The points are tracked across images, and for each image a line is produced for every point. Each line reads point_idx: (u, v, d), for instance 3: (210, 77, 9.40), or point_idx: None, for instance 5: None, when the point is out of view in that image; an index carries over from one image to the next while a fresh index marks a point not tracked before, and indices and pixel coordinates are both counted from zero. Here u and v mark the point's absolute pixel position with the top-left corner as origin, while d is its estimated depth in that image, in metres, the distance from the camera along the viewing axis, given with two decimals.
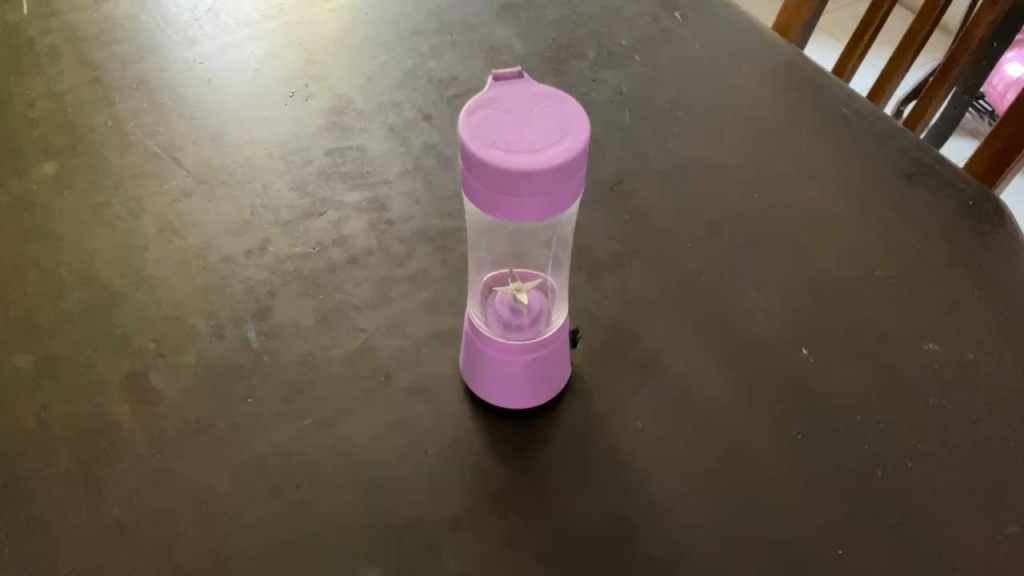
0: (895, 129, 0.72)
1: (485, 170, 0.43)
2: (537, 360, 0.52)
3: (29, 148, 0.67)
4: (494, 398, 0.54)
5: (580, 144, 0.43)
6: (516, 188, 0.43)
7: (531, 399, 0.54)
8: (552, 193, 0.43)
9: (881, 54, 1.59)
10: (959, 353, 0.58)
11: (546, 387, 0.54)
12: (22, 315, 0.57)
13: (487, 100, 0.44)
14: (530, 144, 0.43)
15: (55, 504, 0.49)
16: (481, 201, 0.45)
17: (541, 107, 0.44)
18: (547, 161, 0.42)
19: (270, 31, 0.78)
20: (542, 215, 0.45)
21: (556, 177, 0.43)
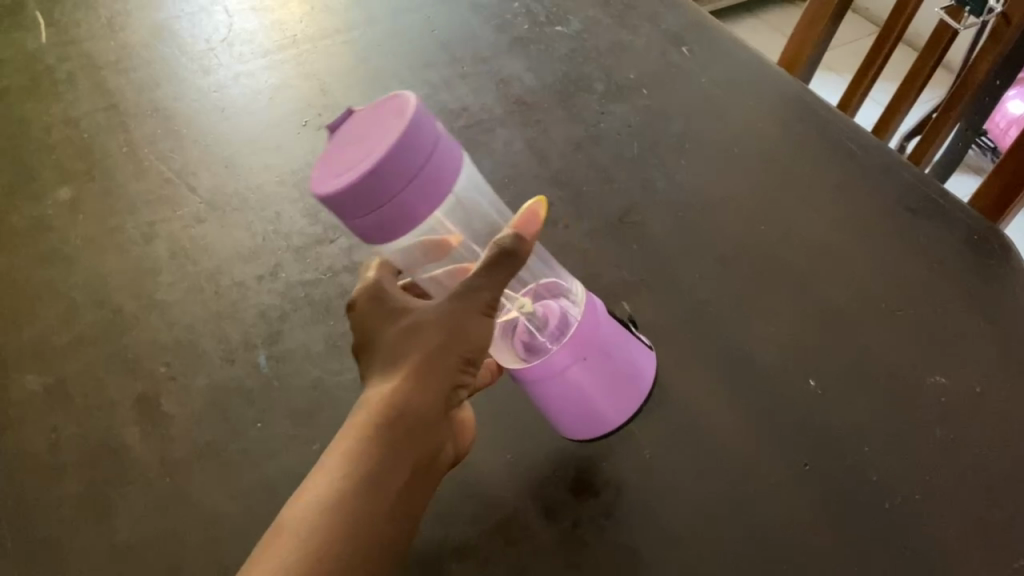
0: (901, 163, 0.72)
1: (356, 203, 0.41)
2: (588, 358, 0.53)
3: (46, 173, 0.69)
4: (577, 432, 0.55)
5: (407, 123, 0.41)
6: (391, 194, 0.41)
7: (610, 403, 0.55)
8: (427, 171, 0.42)
9: (885, 89, 1.61)
10: (967, 386, 0.58)
11: (620, 388, 0.55)
12: (36, 339, 0.59)
13: (328, 148, 0.43)
14: (366, 154, 0.41)
15: (65, 528, 0.50)
16: (380, 232, 0.43)
17: (365, 121, 0.43)
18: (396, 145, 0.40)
19: (283, 61, 0.80)
20: (439, 201, 0.43)
21: (414, 160, 0.41)
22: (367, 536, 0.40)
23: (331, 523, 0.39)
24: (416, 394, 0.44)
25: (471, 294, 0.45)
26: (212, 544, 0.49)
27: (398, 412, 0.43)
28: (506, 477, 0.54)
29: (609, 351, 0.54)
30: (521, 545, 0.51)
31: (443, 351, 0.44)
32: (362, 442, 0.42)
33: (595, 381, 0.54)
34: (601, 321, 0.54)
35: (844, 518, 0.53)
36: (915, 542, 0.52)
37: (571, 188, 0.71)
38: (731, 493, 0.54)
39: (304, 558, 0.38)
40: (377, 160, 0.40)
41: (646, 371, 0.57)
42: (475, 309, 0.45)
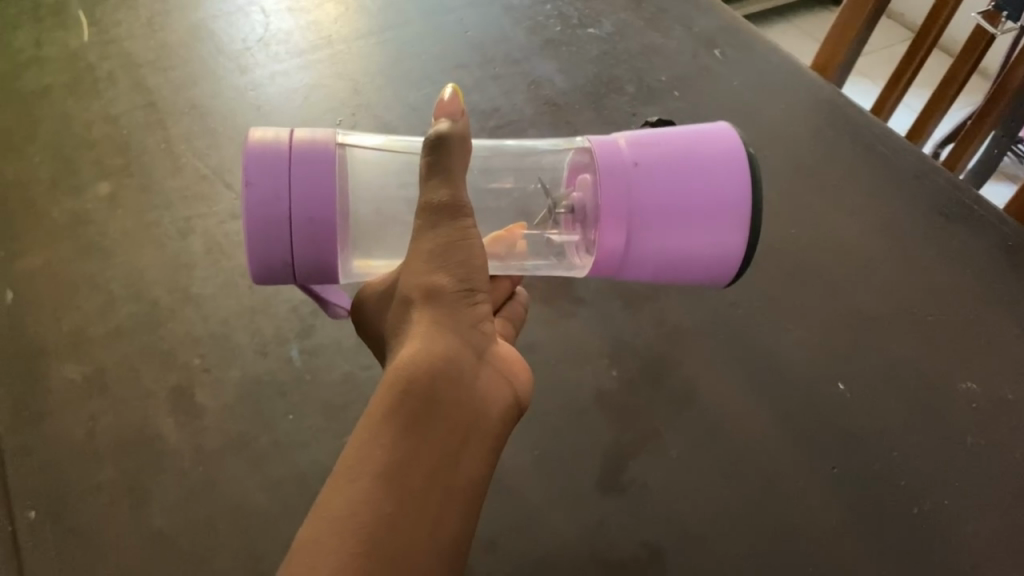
0: (935, 168, 0.72)
1: (283, 239, 0.46)
2: (639, 163, 0.48)
3: (86, 169, 0.71)
4: (727, 252, 0.49)
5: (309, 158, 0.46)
6: (290, 207, 0.46)
7: (700, 230, 0.48)
8: (299, 173, 0.46)
9: (919, 95, 1.59)
10: (998, 394, 0.58)
11: (700, 173, 0.48)
12: (75, 329, 0.60)
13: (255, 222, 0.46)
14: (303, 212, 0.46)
15: (102, 513, 0.52)
16: (323, 250, 0.47)
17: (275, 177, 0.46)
18: (256, 182, 0.46)
19: (319, 60, 0.81)
20: (325, 169, 0.46)
21: (278, 171, 0.46)
22: (415, 468, 0.37)
23: (375, 464, 0.36)
24: (432, 335, 0.41)
25: (438, 216, 0.43)
26: (245, 534, 0.51)
27: (419, 351, 0.40)
28: (533, 473, 0.55)
29: (650, 178, 0.48)
30: (546, 539, 0.52)
31: (439, 283, 0.43)
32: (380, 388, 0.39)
33: (659, 217, 0.48)
34: (621, 161, 0.48)
35: (871, 522, 0.53)
36: (941, 548, 0.52)
37: None
38: (757, 494, 0.54)
39: (355, 505, 0.35)
40: (252, 204, 0.46)
41: (711, 161, 0.48)
42: (456, 224, 0.43)
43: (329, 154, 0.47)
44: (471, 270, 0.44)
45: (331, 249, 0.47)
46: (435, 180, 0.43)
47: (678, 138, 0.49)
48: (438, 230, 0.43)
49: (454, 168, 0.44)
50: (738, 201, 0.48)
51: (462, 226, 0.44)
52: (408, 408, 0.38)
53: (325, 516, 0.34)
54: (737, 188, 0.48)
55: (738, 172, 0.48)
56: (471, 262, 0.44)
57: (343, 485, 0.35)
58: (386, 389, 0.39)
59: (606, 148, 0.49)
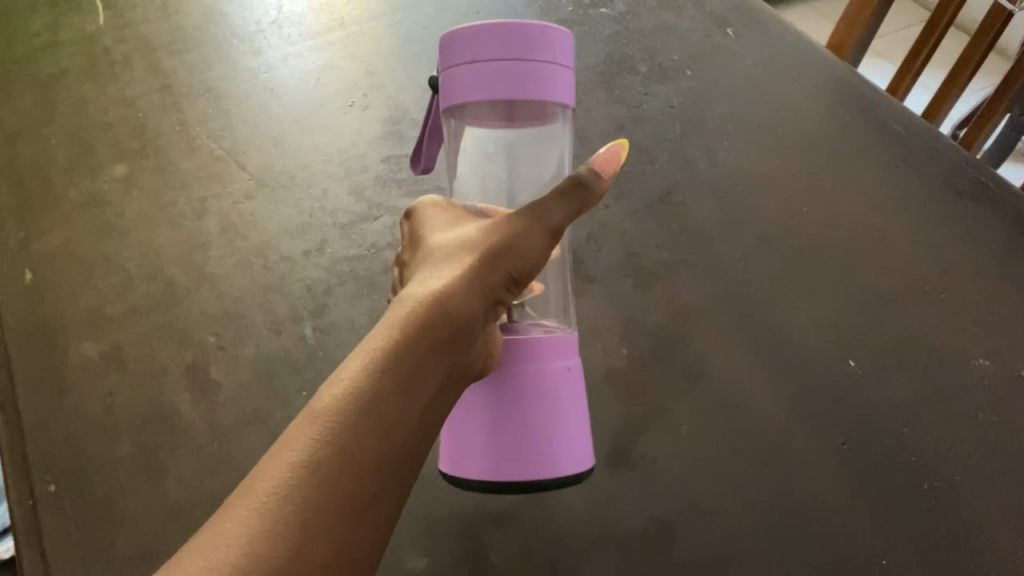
0: (949, 146, 0.71)
1: (486, 49, 0.45)
2: (569, 368, 0.49)
3: (103, 151, 0.71)
4: (531, 473, 0.47)
5: (536, 82, 0.46)
6: (526, 60, 0.45)
7: (550, 443, 0.47)
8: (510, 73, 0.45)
9: (935, 75, 1.58)
10: (1011, 370, 0.58)
11: (582, 444, 0.49)
12: (93, 308, 0.61)
13: (472, 34, 0.45)
14: (490, 80, 0.45)
15: (120, 488, 0.53)
16: (461, 89, 0.46)
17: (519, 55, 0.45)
18: (547, 34, 0.46)
19: (331, 42, 0.81)
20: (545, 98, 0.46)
21: (526, 58, 0.45)
22: (414, 404, 0.37)
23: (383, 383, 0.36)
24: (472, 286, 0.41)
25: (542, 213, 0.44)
26: None
27: (454, 295, 0.41)
28: None
29: (518, 385, 0.47)
30: (556, 514, 0.52)
31: (510, 251, 0.43)
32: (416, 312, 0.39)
33: (489, 398, 0.47)
34: (541, 356, 0.48)
35: (881, 498, 0.53)
36: (951, 524, 0.52)
37: None
38: (767, 470, 0.54)
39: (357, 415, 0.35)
40: (533, 32, 0.45)
41: (549, 458, 0.47)
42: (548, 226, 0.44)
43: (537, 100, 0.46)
44: (536, 262, 0.44)
45: (482, 95, 0.46)
46: (567, 202, 0.44)
47: (570, 417, 0.48)
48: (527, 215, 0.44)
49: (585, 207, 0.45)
50: (520, 470, 0.47)
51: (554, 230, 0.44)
52: (429, 342, 0.39)
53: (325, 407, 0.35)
54: (531, 469, 0.47)
55: (541, 473, 0.47)
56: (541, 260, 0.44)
57: (347, 385, 0.36)
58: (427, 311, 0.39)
59: (559, 346, 0.49)
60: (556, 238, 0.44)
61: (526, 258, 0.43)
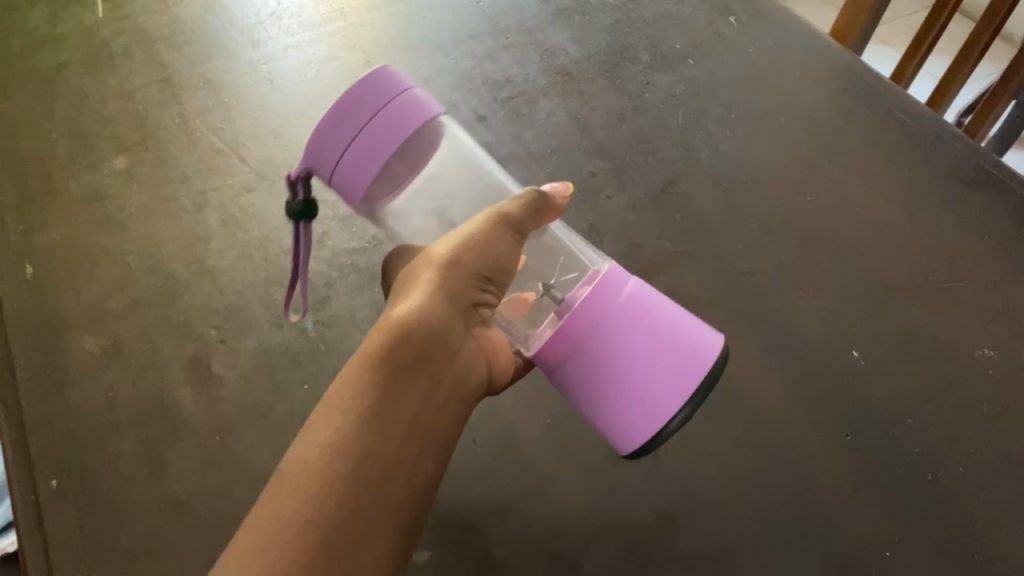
0: (952, 134, 0.71)
1: (351, 124, 0.47)
2: (634, 287, 0.48)
3: (103, 144, 0.71)
4: (685, 380, 0.47)
5: (394, 115, 0.47)
6: (387, 102, 0.48)
7: (675, 351, 0.47)
8: (370, 121, 0.47)
9: (939, 62, 1.57)
10: (1015, 359, 0.58)
11: (695, 325, 0.49)
12: (94, 302, 0.61)
13: (324, 132, 0.48)
14: (362, 148, 0.47)
15: (122, 481, 0.53)
16: (353, 176, 0.48)
17: (367, 113, 0.47)
18: (383, 78, 0.48)
19: (331, 33, 0.80)
20: (411, 119, 0.48)
21: (370, 106, 0.47)
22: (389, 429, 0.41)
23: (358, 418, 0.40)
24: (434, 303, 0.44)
25: (487, 226, 0.47)
26: None
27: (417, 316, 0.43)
28: (546, 441, 0.55)
29: (619, 332, 0.47)
30: (558, 507, 0.52)
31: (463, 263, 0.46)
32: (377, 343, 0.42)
33: (599, 366, 0.47)
34: (615, 291, 0.47)
35: (885, 490, 0.53)
36: (956, 514, 0.52)
37: (614, 158, 0.70)
38: (770, 461, 0.54)
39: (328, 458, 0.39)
40: (371, 81, 0.48)
41: (683, 358, 0.47)
42: (491, 226, 0.47)
43: (407, 126, 0.48)
44: (492, 257, 0.46)
45: (379, 157, 0.47)
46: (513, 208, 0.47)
47: (673, 317, 0.48)
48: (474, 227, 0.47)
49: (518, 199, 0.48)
50: (688, 366, 0.47)
51: (498, 228, 0.47)
52: (388, 366, 0.42)
53: (303, 458, 0.38)
54: (679, 385, 0.47)
55: (694, 375, 0.47)
56: (498, 262, 0.47)
57: (323, 431, 0.39)
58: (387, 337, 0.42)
59: (616, 275, 0.48)
60: (497, 231, 0.47)
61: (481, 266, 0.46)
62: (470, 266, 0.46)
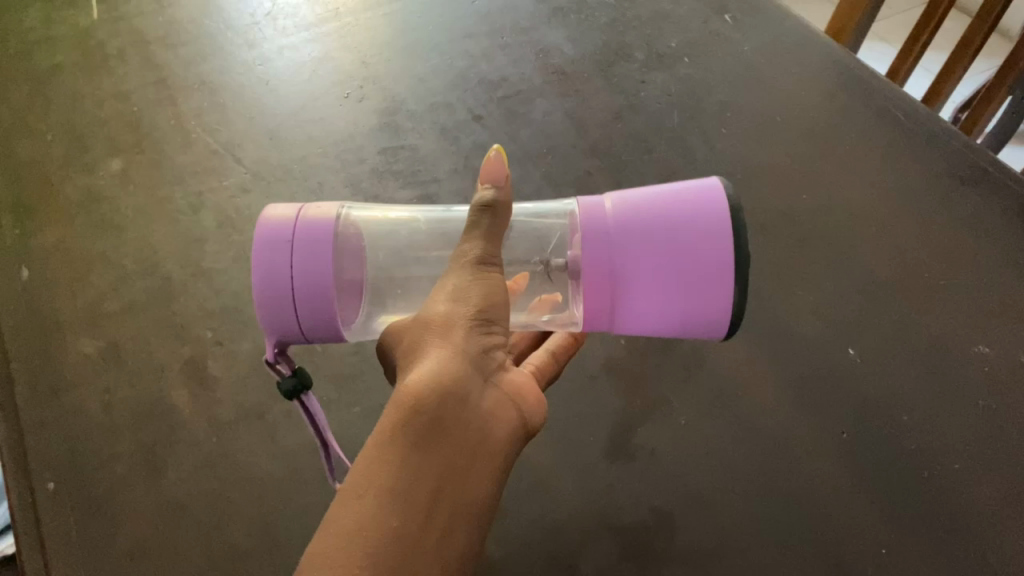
0: (948, 130, 0.71)
1: (278, 273, 0.45)
2: (610, 202, 0.48)
3: (98, 146, 0.71)
4: (708, 230, 0.45)
5: (309, 232, 0.46)
6: (292, 229, 0.46)
7: (682, 223, 0.46)
8: (297, 250, 0.45)
9: (936, 58, 1.57)
10: (1010, 355, 0.58)
11: (685, 187, 0.48)
12: (90, 305, 0.61)
13: (265, 303, 0.45)
14: (308, 281, 0.45)
15: (119, 484, 0.53)
16: (323, 312, 0.46)
17: (287, 253, 0.45)
18: (269, 224, 0.46)
19: (326, 33, 0.80)
20: (323, 224, 0.46)
21: (280, 244, 0.45)
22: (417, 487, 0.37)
23: (377, 495, 0.36)
24: (433, 362, 0.41)
25: (467, 267, 0.45)
26: (258, 503, 0.52)
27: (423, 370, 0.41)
28: (543, 442, 0.55)
29: (631, 241, 0.46)
30: (556, 506, 0.52)
31: (453, 309, 0.43)
32: (389, 410, 0.39)
33: (633, 288, 0.46)
34: (595, 216, 0.47)
35: (881, 487, 0.53)
36: (952, 511, 0.52)
37: (610, 157, 0.70)
38: (766, 458, 0.54)
39: (356, 526, 0.35)
40: (265, 230, 0.46)
41: (696, 208, 0.46)
42: (466, 271, 0.44)
43: (327, 231, 0.46)
44: (483, 296, 0.44)
45: (326, 280, 0.45)
46: (483, 236, 0.45)
47: (660, 190, 0.47)
48: (454, 279, 0.44)
49: (472, 221, 0.45)
50: (705, 221, 0.45)
51: (474, 271, 0.44)
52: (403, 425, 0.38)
53: (323, 554, 0.34)
54: (709, 228, 0.45)
55: (715, 210, 0.46)
56: (488, 299, 0.44)
57: (347, 508, 0.35)
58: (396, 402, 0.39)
59: (589, 204, 0.48)
60: (478, 269, 0.45)
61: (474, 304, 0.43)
62: (459, 318, 0.43)
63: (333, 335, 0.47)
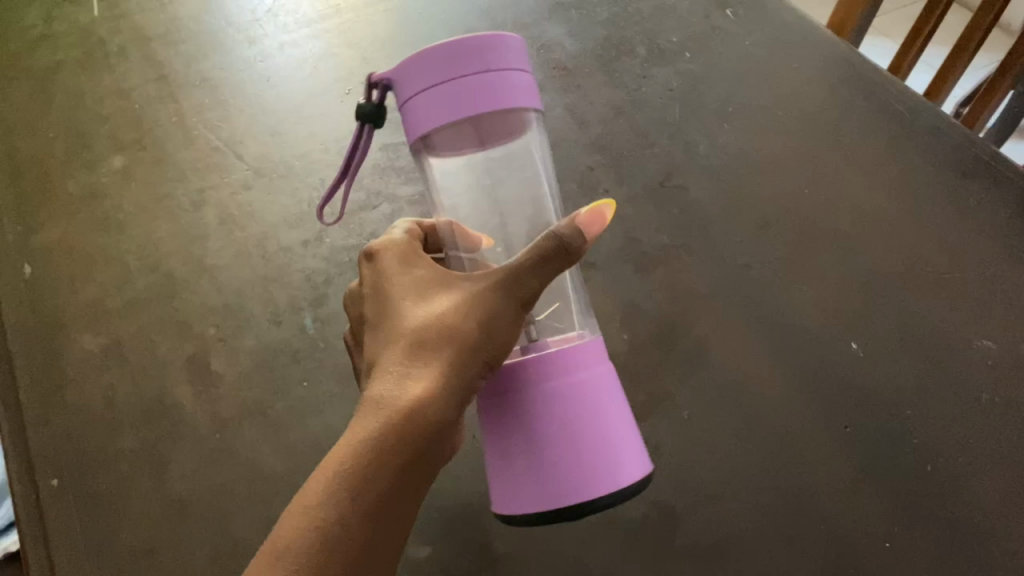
0: (951, 124, 0.71)
1: (467, 62, 0.41)
2: (592, 378, 0.43)
3: (99, 143, 0.71)
4: (576, 490, 0.42)
5: (489, 91, 0.42)
6: (510, 71, 0.43)
7: (586, 458, 0.42)
8: (464, 83, 0.42)
9: (937, 53, 1.56)
10: (1013, 349, 0.58)
11: (630, 453, 0.43)
12: (92, 302, 0.61)
13: (415, 59, 0.42)
14: (439, 99, 0.42)
15: (122, 481, 0.53)
16: (416, 119, 0.43)
17: (465, 68, 0.42)
18: (503, 44, 0.43)
19: (327, 30, 0.80)
20: (497, 102, 0.42)
21: (474, 66, 0.42)
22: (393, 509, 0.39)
23: (362, 516, 0.37)
24: (442, 397, 0.40)
25: (516, 299, 0.41)
26: (261, 499, 0.52)
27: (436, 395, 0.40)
28: None
29: (565, 395, 0.42)
30: None
31: (488, 337, 0.41)
32: (394, 415, 0.39)
33: (513, 425, 0.43)
34: (574, 368, 0.43)
35: (885, 482, 0.53)
36: (955, 505, 0.52)
37: (611, 152, 0.70)
38: (768, 452, 0.54)
39: (337, 538, 0.37)
40: (488, 40, 0.42)
41: (620, 462, 0.43)
42: (513, 305, 0.41)
43: (494, 107, 0.42)
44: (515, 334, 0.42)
45: (467, 114, 0.42)
46: (543, 272, 0.41)
47: (615, 432, 0.43)
48: (498, 300, 0.41)
49: (541, 257, 0.41)
50: (585, 487, 0.42)
51: (520, 308, 0.41)
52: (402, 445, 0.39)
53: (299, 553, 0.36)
54: (573, 483, 0.42)
55: (603, 488, 0.42)
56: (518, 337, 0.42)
57: (331, 512, 0.37)
58: (402, 413, 0.39)
59: (588, 353, 0.44)
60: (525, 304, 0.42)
61: (504, 342, 0.41)
62: (489, 348, 0.41)
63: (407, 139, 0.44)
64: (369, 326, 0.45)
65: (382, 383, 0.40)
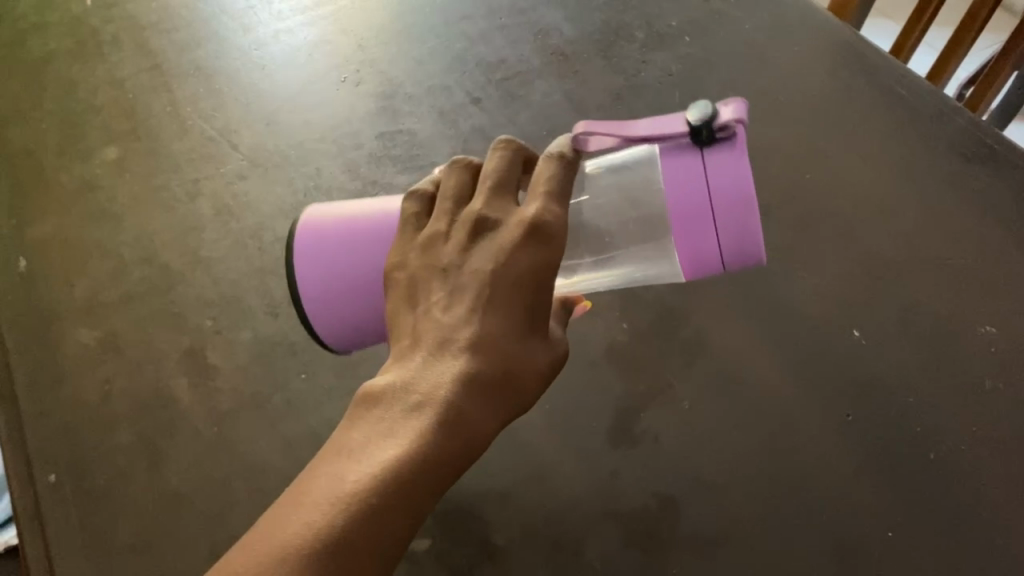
0: (953, 108, 0.70)
1: (724, 201, 0.41)
2: None
3: (93, 134, 0.70)
4: (318, 300, 0.46)
5: (689, 225, 0.42)
6: (713, 266, 0.43)
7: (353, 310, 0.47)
8: (703, 199, 0.41)
9: (940, 34, 1.55)
10: (1016, 335, 0.58)
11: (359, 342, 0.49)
12: (88, 295, 0.61)
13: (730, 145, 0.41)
14: (689, 173, 0.41)
15: (119, 475, 0.52)
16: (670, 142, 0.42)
17: (717, 202, 0.41)
18: (744, 243, 0.42)
19: (323, 17, 0.79)
20: (683, 231, 0.42)
21: (721, 209, 0.41)
22: None
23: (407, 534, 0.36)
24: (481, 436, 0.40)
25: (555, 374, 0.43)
26: (259, 492, 0.51)
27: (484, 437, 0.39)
28: (546, 429, 0.55)
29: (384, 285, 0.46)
30: (559, 491, 0.52)
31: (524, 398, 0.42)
32: (468, 450, 0.38)
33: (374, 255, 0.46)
34: None
35: (887, 471, 0.52)
36: (958, 493, 0.51)
37: None
38: (769, 442, 0.54)
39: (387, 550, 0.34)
40: (746, 227, 0.41)
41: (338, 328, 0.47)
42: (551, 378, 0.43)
43: (675, 228, 0.42)
44: None
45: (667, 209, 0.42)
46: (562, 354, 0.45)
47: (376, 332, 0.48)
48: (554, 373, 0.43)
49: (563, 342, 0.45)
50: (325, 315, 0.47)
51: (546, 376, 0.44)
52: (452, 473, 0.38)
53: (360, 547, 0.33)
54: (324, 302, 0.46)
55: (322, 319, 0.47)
56: None
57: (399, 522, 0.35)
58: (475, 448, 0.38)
59: None
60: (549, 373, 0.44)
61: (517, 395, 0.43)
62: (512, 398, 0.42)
63: (628, 130, 0.42)
64: (466, 288, 0.39)
65: (475, 403, 0.38)
